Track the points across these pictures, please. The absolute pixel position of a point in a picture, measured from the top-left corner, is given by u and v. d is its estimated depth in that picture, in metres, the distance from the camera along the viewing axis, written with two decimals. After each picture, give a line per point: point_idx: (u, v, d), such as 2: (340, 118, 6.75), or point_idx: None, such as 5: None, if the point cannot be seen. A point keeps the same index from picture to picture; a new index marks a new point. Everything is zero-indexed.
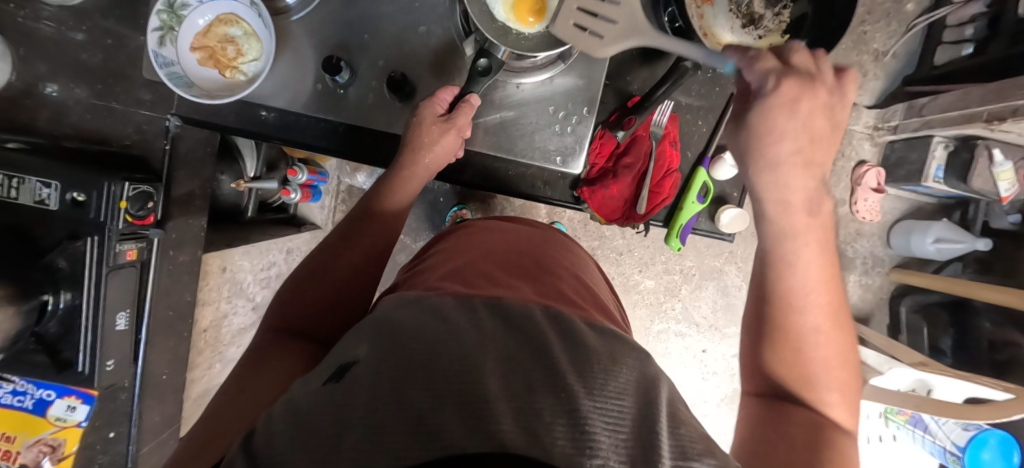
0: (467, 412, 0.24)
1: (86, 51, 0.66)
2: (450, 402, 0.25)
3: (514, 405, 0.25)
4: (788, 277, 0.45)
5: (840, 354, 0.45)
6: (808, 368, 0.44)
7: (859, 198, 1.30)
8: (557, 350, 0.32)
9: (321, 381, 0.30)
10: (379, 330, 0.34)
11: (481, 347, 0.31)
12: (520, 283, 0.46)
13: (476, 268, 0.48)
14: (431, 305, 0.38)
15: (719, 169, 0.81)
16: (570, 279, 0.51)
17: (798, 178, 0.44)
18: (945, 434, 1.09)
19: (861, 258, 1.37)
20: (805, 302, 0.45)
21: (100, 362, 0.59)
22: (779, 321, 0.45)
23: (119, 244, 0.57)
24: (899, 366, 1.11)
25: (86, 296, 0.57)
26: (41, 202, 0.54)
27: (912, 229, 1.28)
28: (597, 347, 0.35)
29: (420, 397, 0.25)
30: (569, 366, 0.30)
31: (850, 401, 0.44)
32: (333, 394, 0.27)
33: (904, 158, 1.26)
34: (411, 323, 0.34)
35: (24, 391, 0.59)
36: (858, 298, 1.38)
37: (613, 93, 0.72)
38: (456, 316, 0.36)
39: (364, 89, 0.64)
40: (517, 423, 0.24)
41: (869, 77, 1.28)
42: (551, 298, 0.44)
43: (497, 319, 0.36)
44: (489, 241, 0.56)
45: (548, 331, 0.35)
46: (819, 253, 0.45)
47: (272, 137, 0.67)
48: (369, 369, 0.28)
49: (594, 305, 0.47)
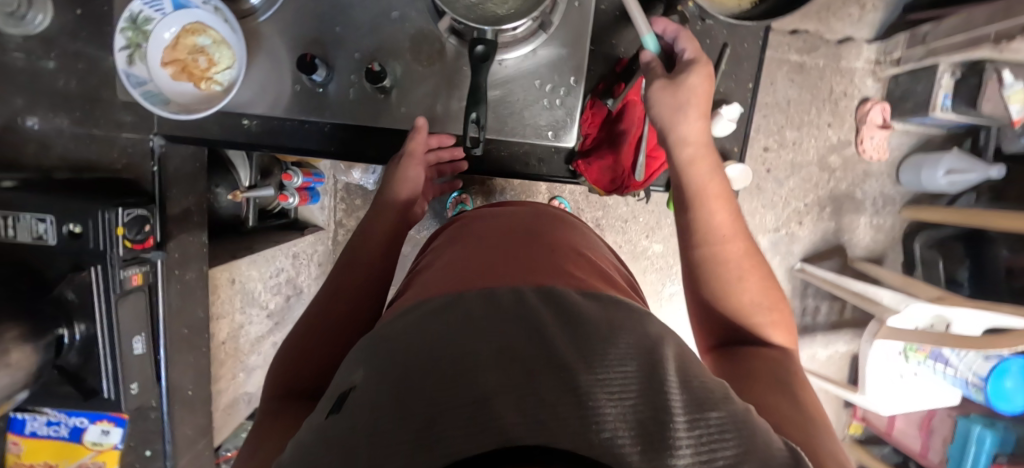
0: (466, 410, 0.22)
1: (61, 77, 0.64)
2: (448, 404, 0.23)
3: (516, 393, 0.23)
4: (713, 211, 0.54)
5: (761, 270, 0.53)
6: (746, 291, 0.52)
7: (865, 136, 1.29)
8: (551, 330, 0.29)
9: (324, 415, 0.29)
10: (374, 348, 0.32)
11: (470, 340, 0.28)
12: (514, 265, 0.43)
13: (465, 258, 0.46)
14: (421, 309, 0.35)
15: (715, 126, 0.72)
16: (575, 256, 0.48)
17: (698, 130, 0.56)
18: (966, 365, 1.10)
19: (871, 199, 1.36)
20: (725, 233, 0.54)
21: (125, 386, 0.60)
22: (713, 256, 0.53)
23: (123, 270, 0.58)
24: (917, 303, 1.08)
25: (101, 325, 0.57)
26: (40, 238, 0.55)
27: (922, 164, 1.25)
28: (592, 317, 0.32)
29: (415, 402, 0.23)
30: (567, 347, 0.28)
31: (781, 318, 0.52)
32: (336, 422, 0.25)
33: (910, 91, 1.22)
34: (403, 333, 0.32)
35: (57, 421, 0.63)
36: (871, 239, 1.38)
37: (600, 58, 0.68)
38: (448, 312, 0.33)
39: (344, 84, 0.62)
40: (519, 409, 0.22)
41: (868, 9, 1.23)
42: (548, 278, 0.40)
43: (488, 306, 0.33)
44: (472, 232, 0.55)
45: (540, 309, 0.33)
46: (721, 188, 0.56)
47: (258, 146, 0.65)
48: (366, 388, 0.27)
49: (596, 279, 0.44)
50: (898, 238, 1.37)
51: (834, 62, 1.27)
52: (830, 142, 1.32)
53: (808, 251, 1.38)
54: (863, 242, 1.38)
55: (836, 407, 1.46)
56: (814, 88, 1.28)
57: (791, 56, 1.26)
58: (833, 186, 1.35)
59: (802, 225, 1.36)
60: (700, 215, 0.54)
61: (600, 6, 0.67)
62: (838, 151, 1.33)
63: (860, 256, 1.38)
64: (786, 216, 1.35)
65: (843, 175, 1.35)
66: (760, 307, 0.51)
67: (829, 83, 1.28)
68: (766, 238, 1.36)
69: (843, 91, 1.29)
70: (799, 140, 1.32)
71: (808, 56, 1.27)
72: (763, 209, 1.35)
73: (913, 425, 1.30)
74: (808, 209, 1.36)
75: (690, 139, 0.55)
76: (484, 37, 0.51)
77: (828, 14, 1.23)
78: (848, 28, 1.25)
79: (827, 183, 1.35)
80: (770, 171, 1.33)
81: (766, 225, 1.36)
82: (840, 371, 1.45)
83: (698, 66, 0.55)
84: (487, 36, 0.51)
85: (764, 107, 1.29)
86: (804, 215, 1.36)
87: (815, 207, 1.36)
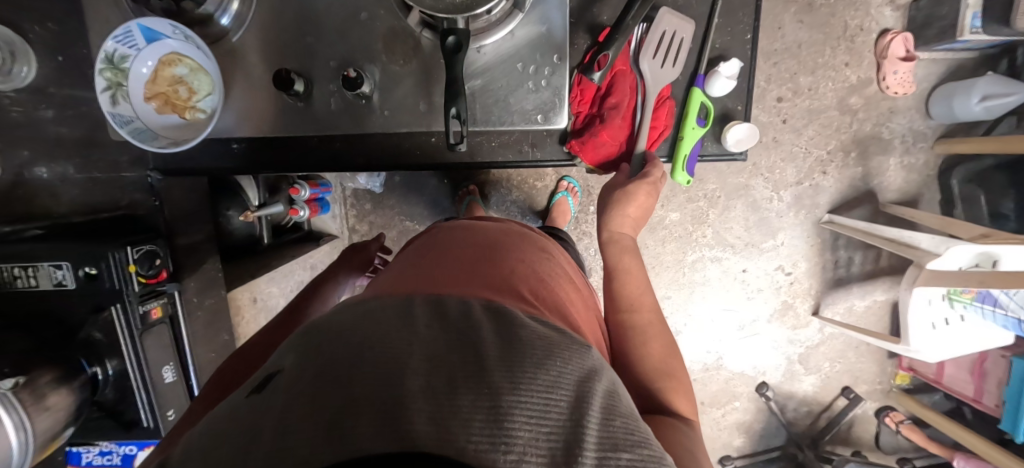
0: (379, 413, 0.23)
1: (63, 125, 0.65)
2: (364, 404, 0.23)
3: (433, 402, 0.24)
4: (627, 279, 0.60)
5: (669, 343, 0.54)
6: (652, 357, 0.52)
7: (888, 71, 1.19)
8: (485, 343, 0.29)
9: (248, 393, 0.29)
10: (310, 334, 0.32)
11: (407, 346, 0.28)
12: (466, 273, 0.43)
13: (424, 261, 0.46)
14: (364, 305, 0.35)
15: (714, 86, 0.66)
16: (535, 269, 0.47)
17: (625, 221, 0.66)
18: (1018, 303, 1.02)
19: (900, 138, 1.27)
20: (637, 302, 0.57)
21: (161, 413, 0.63)
22: (624, 322, 0.56)
23: (143, 305, 0.60)
24: (957, 245, 1.01)
25: (130, 360, 0.59)
26: (60, 283, 0.57)
27: (953, 93, 1.16)
28: (532, 332, 0.32)
29: (334, 399, 0.24)
30: (497, 357, 0.28)
31: (682, 397, 0.49)
32: (255, 407, 0.26)
33: (933, 15, 1.12)
34: (340, 325, 0.32)
35: (109, 450, 0.64)
36: (903, 180, 1.30)
37: (582, 30, 0.64)
38: (388, 313, 0.33)
39: (325, 94, 0.61)
40: (430, 418, 0.22)
41: None
42: (499, 291, 0.40)
43: (432, 316, 0.33)
44: (435, 234, 0.54)
45: (482, 320, 0.32)
46: (638, 265, 0.62)
47: (249, 168, 0.66)
48: (291, 377, 0.27)
49: (547, 295, 0.44)
50: (933, 176, 1.29)
51: None
52: (849, 83, 1.24)
53: (835, 202, 1.31)
54: (895, 184, 1.30)
55: (878, 358, 1.41)
56: (827, 26, 1.20)
57: None
58: (857, 129, 1.27)
59: (826, 175, 1.29)
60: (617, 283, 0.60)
61: None
62: (859, 92, 1.25)
63: (892, 199, 1.30)
64: (808, 166, 1.29)
65: (866, 116, 1.26)
66: (663, 371, 0.50)
67: (843, 19, 1.20)
68: (788, 193, 1.30)
69: (859, 25, 1.20)
70: (815, 85, 1.24)
71: None
72: (782, 163, 1.28)
73: (964, 369, 1.24)
74: (831, 157, 1.29)
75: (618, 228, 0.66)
76: (455, 26, 0.49)
77: None
78: None
79: (849, 126, 1.27)
80: (786, 122, 1.26)
81: (787, 179, 1.29)
82: (880, 322, 1.39)
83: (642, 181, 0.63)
84: (458, 25, 0.49)
85: (773, 55, 1.22)
86: (828, 163, 1.29)
87: (839, 153, 1.28)
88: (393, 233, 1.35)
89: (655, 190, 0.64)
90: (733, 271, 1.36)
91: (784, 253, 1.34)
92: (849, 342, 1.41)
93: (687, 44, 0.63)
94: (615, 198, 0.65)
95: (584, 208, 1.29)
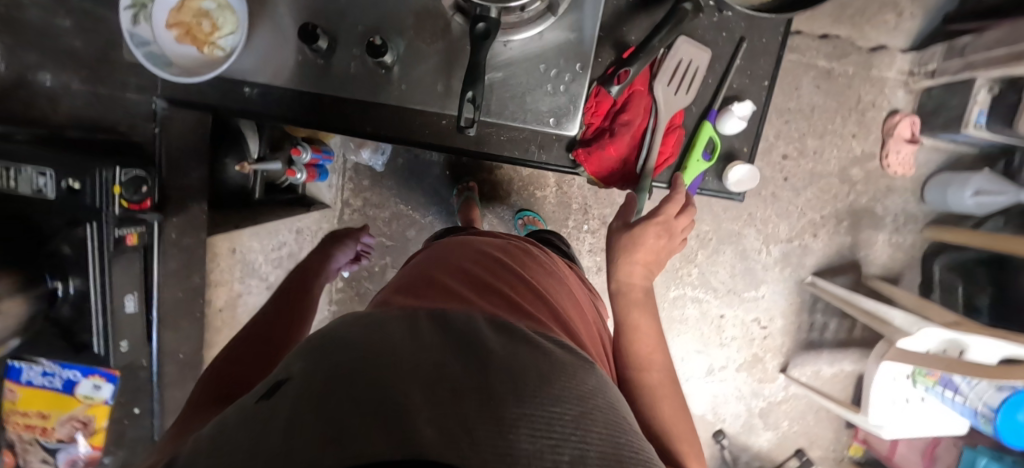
0: (382, 418, 0.21)
1: (77, 37, 0.65)
2: (368, 408, 0.22)
3: (439, 412, 0.22)
4: (637, 339, 0.58)
5: (679, 405, 0.52)
6: (662, 417, 0.50)
7: (892, 149, 1.24)
8: (492, 360, 0.28)
9: (248, 401, 0.27)
10: (315, 344, 0.31)
11: (412, 357, 0.27)
12: (472, 291, 0.42)
13: (429, 277, 0.46)
14: (371, 316, 0.34)
15: (726, 123, 0.67)
16: (539, 293, 0.47)
17: (635, 272, 0.64)
18: (976, 394, 1.05)
19: (892, 216, 1.31)
20: (647, 360, 0.56)
21: (114, 342, 0.61)
22: (632, 385, 0.54)
23: (118, 229, 0.58)
24: (928, 327, 1.03)
25: (93, 283, 0.58)
26: (39, 191, 0.55)
27: (949, 183, 1.20)
28: (536, 354, 0.31)
29: (338, 401, 0.22)
30: (504, 377, 0.27)
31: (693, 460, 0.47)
32: (253, 414, 0.24)
33: (943, 104, 1.18)
34: (345, 333, 0.30)
35: (51, 372, 0.65)
36: (889, 257, 1.33)
37: (609, 46, 0.66)
38: (394, 326, 0.32)
39: (347, 57, 0.61)
40: (436, 426, 0.21)
41: (905, 17, 1.22)
42: (503, 310, 0.39)
43: (437, 330, 0.32)
44: (444, 253, 0.54)
45: (487, 338, 0.32)
46: (649, 321, 0.60)
47: (255, 113, 0.65)
48: (293, 382, 0.26)
49: (550, 318, 0.43)
50: (918, 259, 1.32)
51: (864, 70, 1.24)
52: (853, 154, 1.28)
53: (820, 265, 1.33)
54: (879, 259, 1.33)
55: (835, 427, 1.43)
56: (841, 96, 1.25)
57: (819, 61, 1.23)
58: (852, 200, 1.30)
59: (816, 238, 1.32)
60: (625, 343, 0.58)
61: None
62: (861, 164, 1.29)
63: (875, 274, 1.33)
64: (800, 226, 1.31)
65: (864, 188, 1.30)
66: (673, 434, 0.49)
67: (858, 92, 1.25)
68: (777, 248, 1.33)
69: (872, 101, 1.25)
70: (820, 149, 1.27)
71: (838, 62, 1.24)
72: (776, 218, 1.31)
73: (916, 451, 1.25)
74: (824, 221, 1.31)
75: (628, 280, 0.64)
76: (485, 14, 0.50)
77: (862, 20, 1.22)
78: (883, 36, 1.24)
79: (846, 195, 1.30)
80: (787, 180, 1.29)
81: (778, 235, 1.32)
82: (844, 391, 1.41)
83: (648, 226, 0.64)
84: (490, 14, 0.50)
85: (786, 113, 1.25)
86: (819, 227, 1.31)
87: (832, 219, 1.31)
88: (386, 214, 1.38)
89: (666, 229, 0.64)
90: (712, 314, 1.37)
91: (763, 306, 1.36)
92: (810, 406, 1.42)
93: (701, 74, 0.66)
94: (622, 244, 0.64)
95: (575, 225, 1.32)
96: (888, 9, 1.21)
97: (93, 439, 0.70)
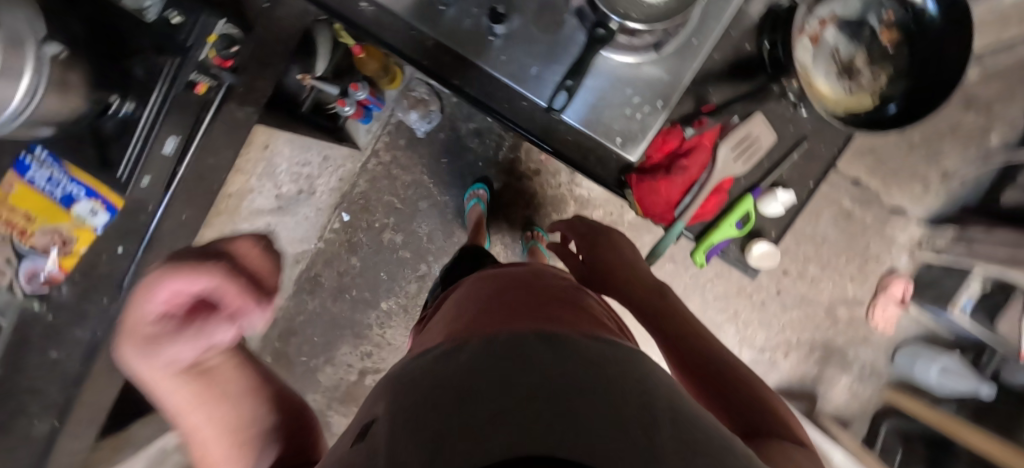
0: (463, 441, 0.31)
1: None
2: (451, 436, 0.32)
3: (505, 425, 0.32)
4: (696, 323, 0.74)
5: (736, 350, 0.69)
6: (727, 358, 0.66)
7: (881, 304, 1.33)
8: (531, 383, 0.38)
9: (351, 443, 0.38)
10: (391, 393, 0.42)
11: (469, 391, 0.37)
12: (514, 314, 0.53)
13: (473, 315, 0.57)
14: (433, 361, 0.45)
15: (766, 202, 0.77)
16: (569, 307, 0.58)
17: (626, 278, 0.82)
18: None
19: (859, 363, 1.38)
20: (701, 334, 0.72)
21: (139, 174, 0.62)
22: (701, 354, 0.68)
23: (193, 74, 0.61)
24: None
25: (150, 110, 0.60)
26: (140, 11, 0.57)
27: (919, 354, 1.29)
28: (565, 366, 0.41)
29: (429, 432, 0.33)
30: (543, 394, 0.37)
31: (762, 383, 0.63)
32: (364, 447, 0.35)
33: (939, 281, 1.29)
34: (412, 382, 0.42)
35: (57, 180, 0.65)
36: (844, 401, 1.38)
37: (690, 99, 0.71)
38: (450, 366, 0.43)
39: (462, 12, 0.62)
40: (507, 436, 0.31)
41: (930, 193, 1.34)
42: (545, 323, 0.50)
43: (484, 358, 0.42)
44: (482, 293, 0.64)
45: (524, 360, 0.42)
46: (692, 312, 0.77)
47: (359, 28, 0.68)
48: (384, 425, 0.36)
49: (584, 321, 0.54)
50: (869, 413, 1.38)
51: (880, 224, 1.34)
52: (845, 295, 1.35)
53: (781, 384, 1.38)
54: (836, 400, 1.38)
55: None
56: (852, 239, 1.33)
57: (844, 201, 1.32)
58: (830, 336, 1.37)
59: (786, 358, 1.37)
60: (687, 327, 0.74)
61: (712, 55, 0.70)
62: (849, 307, 1.36)
63: (828, 412, 1.38)
64: (776, 341, 1.36)
65: (844, 330, 1.36)
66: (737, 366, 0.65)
67: (866, 241, 1.34)
68: (749, 353, 1.37)
69: (876, 254, 1.34)
70: (819, 278, 1.34)
71: (859, 207, 1.33)
72: (758, 324, 1.36)
73: None
74: (798, 344, 1.37)
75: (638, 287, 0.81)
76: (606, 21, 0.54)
77: (892, 180, 1.33)
78: (906, 200, 1.35)
79: (827, 330, 1.36)
80: (779, 293, 1.34)
81: (754, 341, 1.36)
82: None
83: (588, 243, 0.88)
84: (609, 23, 0.54)
85: (801, 236, 1.32)
86: (792, 349, 1.37)
87: (806, 346, 1.37)
88: (409, 178, 1.47)
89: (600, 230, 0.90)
90: None
91: None
92: None
93: (762, 149, 0.72)
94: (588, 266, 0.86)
95: None
96: (915, 180, 1.33)
97: (64, 261, 0.68)
